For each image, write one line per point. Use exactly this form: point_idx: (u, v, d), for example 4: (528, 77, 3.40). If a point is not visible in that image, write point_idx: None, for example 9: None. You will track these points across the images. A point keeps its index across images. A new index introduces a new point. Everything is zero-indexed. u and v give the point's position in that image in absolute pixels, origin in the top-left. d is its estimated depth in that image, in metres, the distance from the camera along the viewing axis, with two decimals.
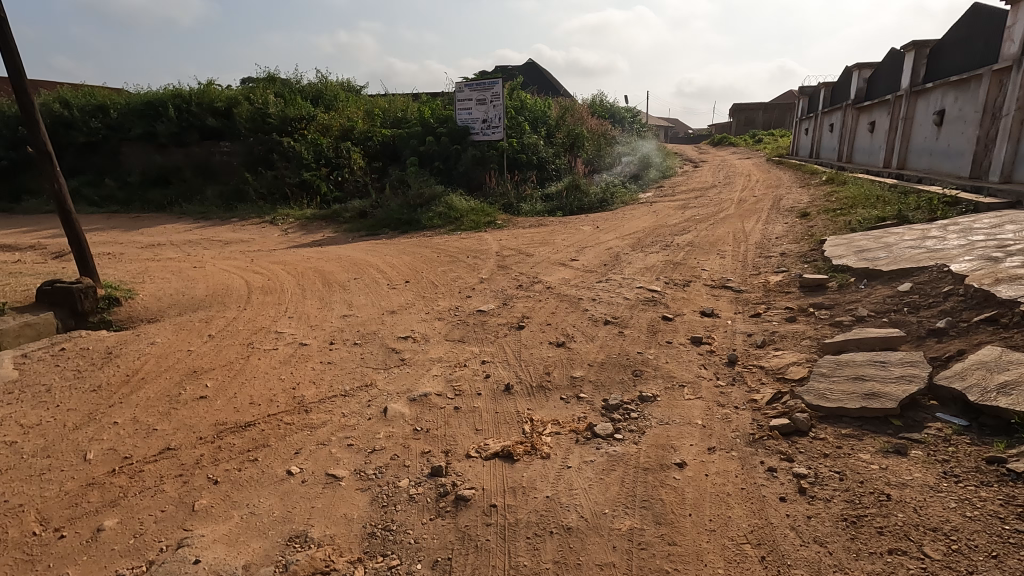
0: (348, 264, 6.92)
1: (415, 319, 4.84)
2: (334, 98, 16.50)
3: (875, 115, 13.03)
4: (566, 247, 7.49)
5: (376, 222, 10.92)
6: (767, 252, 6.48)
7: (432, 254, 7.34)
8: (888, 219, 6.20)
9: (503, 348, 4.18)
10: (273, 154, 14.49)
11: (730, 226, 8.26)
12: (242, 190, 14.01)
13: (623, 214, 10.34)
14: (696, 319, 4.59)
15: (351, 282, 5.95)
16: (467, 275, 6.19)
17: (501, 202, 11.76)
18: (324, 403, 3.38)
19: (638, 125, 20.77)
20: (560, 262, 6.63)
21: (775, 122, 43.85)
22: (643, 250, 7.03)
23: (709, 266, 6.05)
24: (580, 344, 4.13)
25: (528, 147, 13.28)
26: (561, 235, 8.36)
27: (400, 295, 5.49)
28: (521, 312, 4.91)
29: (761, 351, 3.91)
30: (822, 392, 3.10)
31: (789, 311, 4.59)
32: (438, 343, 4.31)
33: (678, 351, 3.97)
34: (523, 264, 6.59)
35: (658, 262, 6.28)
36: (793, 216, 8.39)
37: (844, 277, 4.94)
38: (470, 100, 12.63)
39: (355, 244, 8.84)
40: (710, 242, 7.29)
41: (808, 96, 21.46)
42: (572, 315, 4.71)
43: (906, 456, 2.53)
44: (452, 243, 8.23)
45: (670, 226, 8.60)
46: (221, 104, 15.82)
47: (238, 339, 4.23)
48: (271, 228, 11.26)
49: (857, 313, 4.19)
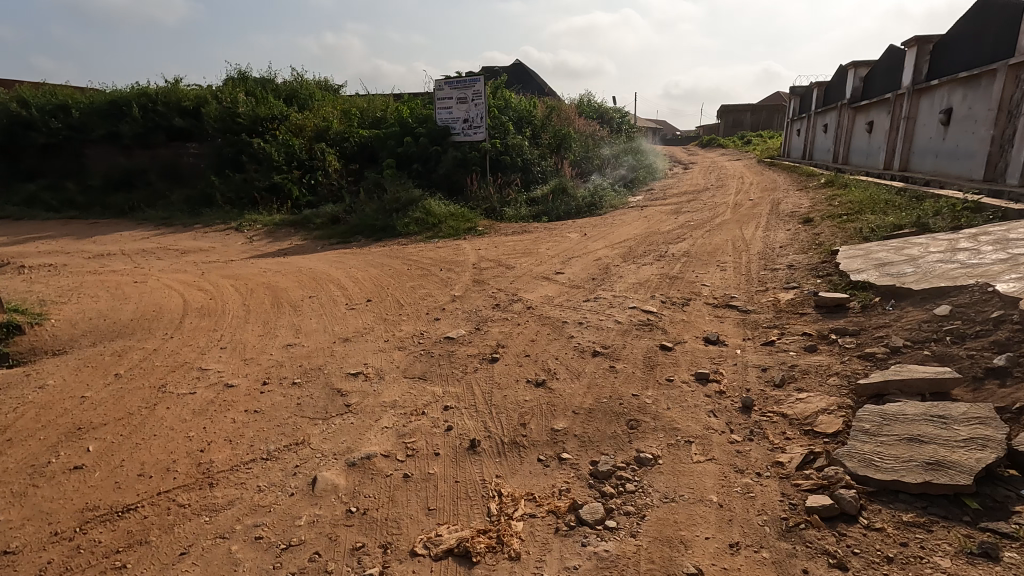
0: (307, 279, 6.18)
1: (371, 350, 4.12)
2: (310, 98, 15.71)
3: (873, 114, 12.51)
4: (551, 258, 6.81)
5: (349, 229, 10.19)
6: (772, 264, 5.84)
7: (403, 266, 6.64)
8: (905, 228, 5.61)
9: (471, 388, 3.48)
10: (243, 155, 13.67)
11: (727, 234, 7.62)
12: (209, 193, 13.18)
13: (612, 220, 9.70)
14: (699, 348, 3.92)
15: (305, 302, 5.22)
16: (439, 292, 5.49)
17: (483, 207, 11.09)
18: (236, 472, 2.64)
19: (627, 126, 20.15)
20: (543, 276, 5.96)
21: (764, 124, 43.61)
22: (634, 261, 6.37)
23: (710, 281, 5.40)
24: (564, 383, 3.44)
25: (512, 148, 12.62)
26: (546, 243, 7.70)
27: (359, 319, 4.78)
28: (496, 339, 4.21)
29: (780, 393, 3.25)
30: (868, 458, 2.44)
31: (807, 338, 3.93)
32: (393, 382, 3.60)
33: (682, 393, 3.29)
34: (502, 278, 5.91)
35: (652, 276, 5.62)
36: (795, 222, 7.80)
37: (866, 296, 4.30)
38: (450, 99, 11.91)
39: (321, 253, 8.10)
40: (708, 252, 6.63)
41: (800, 96, 20.95)
42: (555, 344, 4.03)
43: (998, 564, 1.88)
44: (426, 253, 7.53)
45: (663, 234, 7.94)
46: (188, 103, 14.95)
47: (149, 380, 3.50)
48: (235, 236, 10.48)
49: (890, 343, 3.55)
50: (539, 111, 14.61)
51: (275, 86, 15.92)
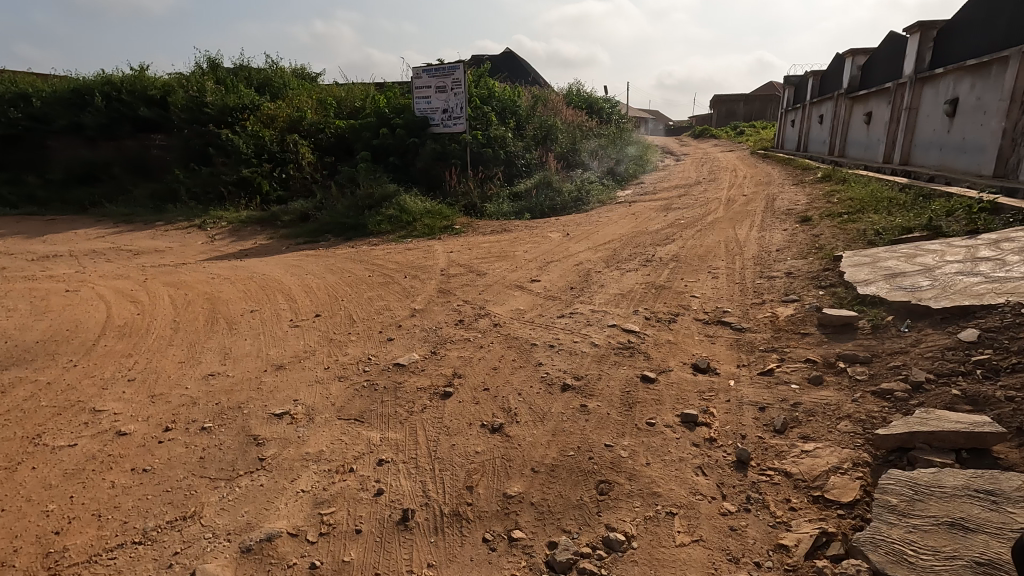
0: (256, 288, 5.57)
1: (304, 381, 3.52)
2: (284, 87, 14.94)
3: (871, 105, 11.97)
4: (528, 262, 6.24)
5: (318, 227, 9.56)
6: (768, 271, 5.29)
7: (365, 272, 6.05)
8: (915, 232, 5.10)
9: (414, 434, 2.91)
10: (211, 147, 12.93)
11: (720, 235, 7.08)
12: (174, 188, 12.43)
13: (598, 217, 9.14)
14: (686, 378, 3.37)
15: (245, 319, 4.63)
16: (399, 305, 4.90)
17: (462, 203, 10.49)
18: (92, 567, 2.09)
19: (617, 116, 19.52)
20: (517, 284, 5.41)
21: (757, 114, 43.10)
22: (618, 267, 5.81)
23: (699, 293, 4.85)
24: (525, 429, 2.88)
25: (494, 140, 11.99)
26: (524, 245, 7.16)
27: (301, 340, 4.18)
28: (453, 366, 3.64)
29: (782, 442, 2.70)
30: (899, 549, 1.90)
31: (811, 365, 3.40)
32: (324, 426, 3.02)
33: (664, 442, 2.74)
34: (470, 287, 5.33)
35: (636, 286, 5.06)
36: (792, 221, 7.28)
37: (877, 313, 3.78)
38: (428, 88, 11.24)
39: (283, 255, 7.47)
40: (699, 256, 6.07)
41: (794, 86, 20.41)
42: (521, 373, 3.47)
43: None
44: (395, 255, 6.93)
45: (651, 234, 7.39)
46: (155, 92, 14.13)
47: (24, 428, 2.92)
48: (197, 235, 9.81)
49: (909, 376, 3.02)
50: (524, 101, 13.99)
51: (247, 74, 15.14)
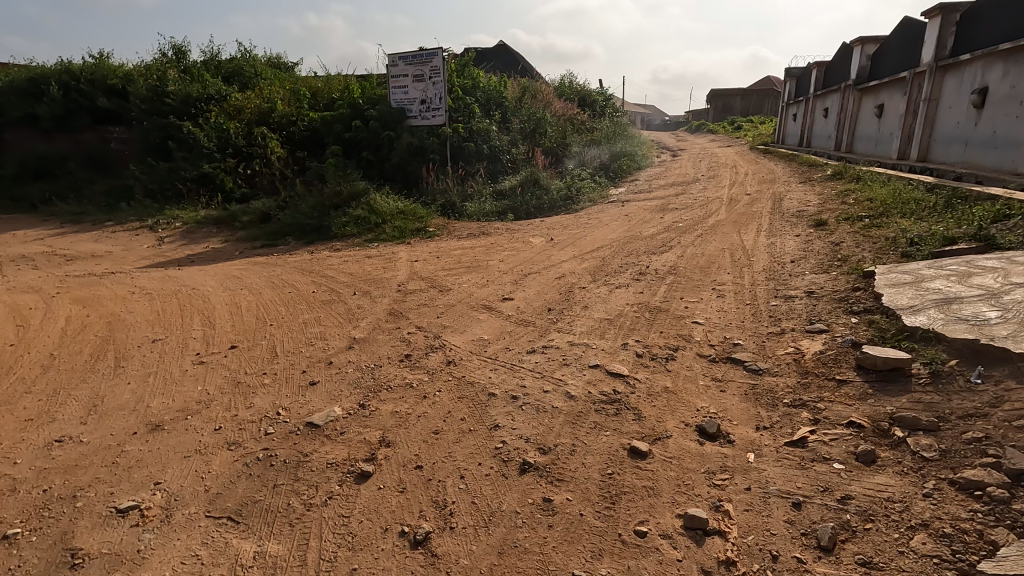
0: (175, 308, 4.66)
1: (179, 452, 2.63)
2: (256, 75, 13.95)
3: (883, 96, 11.11)
4: (501, 274, 5.38)
5: (279, 228, 8.65)
6: (784, 289, 4.44)
7: (311, 286, 5.17)
8: (960, 244, 4.28)
9: (305, 548, 2.04)
10: (171, 141, 11.94)
11: (723, 241, 6.23)
12: (130, 184, 11.46)
13: (587, 218, 8.29)
14: (690, 452, 2.50)
15: (141, 351, 3.72)
16: (338, 332, 4.01)
17: (439, 202, 9.60)
18: None
19: (611, 109, 18.61)
20: (484, 303, 4.56)
21: (754, 108, 42.28)
22: (606, 281, 4.96)
23: (704, 317, 3.98)
24: (463, 544, 2.01)
25: (476, 134, 11.11)
26: (501, 252, 6.31)
27: (199, 385, 3.27)
28: (384, 427, 2.77)
29: (833, 572, 1.84)
30: None
31: (855, 431, 2.55)
32: (180, 531, 2.15)
33: (660, 571, 1.87)
34: (429, 307, 4.46)
35: (627, 307, 4.19)
36: (804, 226, 6.46)
37: (937, 353, 2.92)
38: (405, 76, 10.31)
39: (228, 264, 6.56)
40: (701, 268, 5.24)
41: (795, 78, 19.55)
42: (471, 440, 2.60)
43: None
44: (353, 264, 6.06)
45: (645, 240, 6.54)
46: (115, 80, 13.13)
47: None
48: (145, 238, 8.88)
49: (1004, 460, 2.16)
50: (511, 92, 13.11)
51: (217, 64, 14.16)
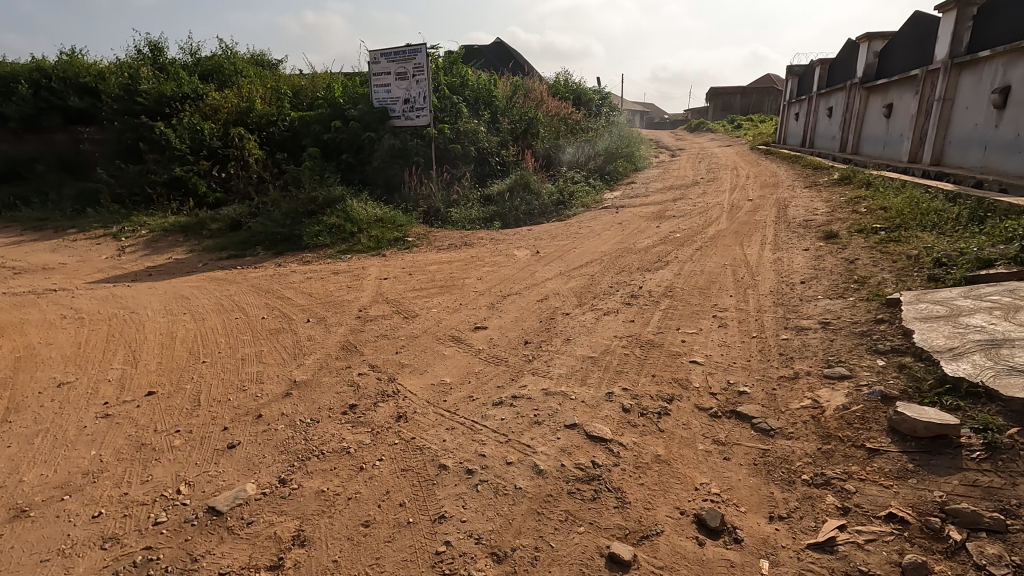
0: (101, 339, 4.09)
1: (36, 555, 2.07)
2: (236, 73, 13.33)
3: (892, 95, 10.55)
4: (477, 295, 4.82)
5: (248, 237, 8.09)
6: (795, 318, 3.88)
7: (263, 310, 4.61)
8: (998, 269, 3.73)
9: None
10: (143, 142, 11.35)
11: (725, 255, 5.68)
12: (98, 188, 10.86)
13: (579, 226, 7.73)
14: (685, 558, 1.95)
15: (40, 400, 3.16)
16: (278, 373, 3.44)
17: (421, 208, 9.04)
18: None
19: (608, 108, 18.07)
20: (454, 333, 3.99)
21: (753, 107, 41.74)
22: (594, 306, 4.40)
23: (703, 355, 3.42)
24: None
25: (463, 135, 10.53)
26: (482, 267, 5.76)
27: (93, 449, 2.71)
28: (302, 516, 2.20)
29: None
30: None
31: (896, 527, 2.00)
32: None
33: None
34: (388, 339, 3.89)
35: (615, 342, 3.63)
36: (813, 239, 5.91)
37: (989, 416, 2.37)
38: (388, 74, 9.73)
39: (183, 279, 6.00)
40: (701, 290, 4.67)
41: (798, 76, 18.97)
42: (408, 541, 2.04)
43: None
44: (317, 281, 5.49)
45: (640, 253, 5.98)
46: (86, 79, 12.52)
47: None
48: (106, 247, 8.32)
49: None
50: (501, 91, 12.52)
51: (195, 61, 13.55)
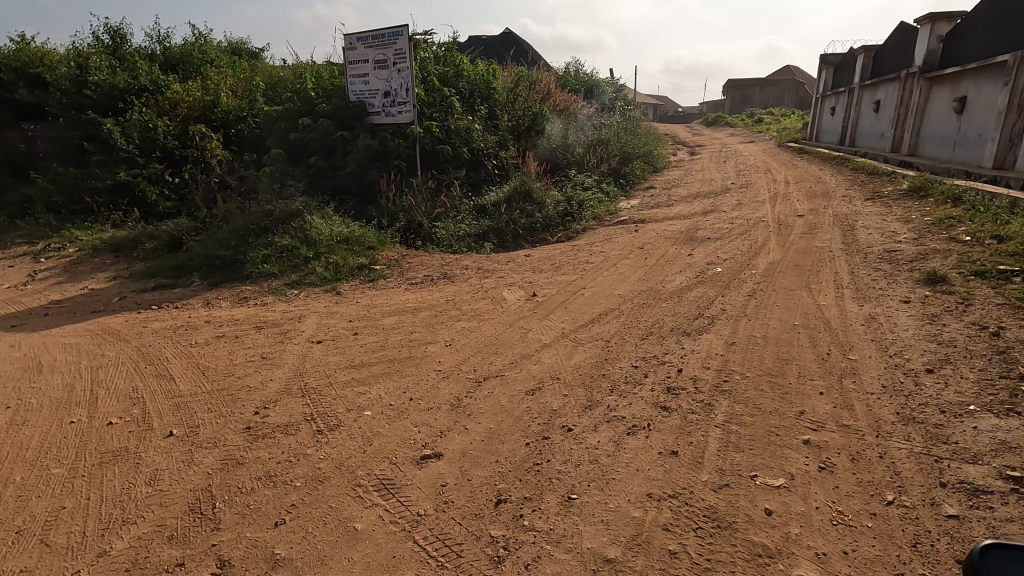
0: None
1: None
2: (205, 63, 11.86)
3: (964, 87, 8.82)
4: (439, 380, 3.29)
5: (185, 260, 6.64)
6: (953, 460, 2.32)
7: (120, 406, 3.10)
8: None
9: None
10: (91, 142, 9.93)
11: (792, 308, 4.10)
12: (36, 195, 9.47)
13: (588, 251, 6.18)
14: None
15: None
16: None
17: (398, 222, 7.53)
18: None
19: (624, 100, 16.38)
20: (384, 473, 2.46)
21: (774, 99, 39.64)
22: (611, 412, 2.85)
23: (818, 566, 1.86)
24: None
25: (455, 134, 9.01)
26: (457, 321, 4.23)
27: None
28: None
29: None
30: None
31: None
32: None
33: None
34: (274, 485, 2.38)
35: (652, 518, 2.08)
36: (911, 284, 4.30)
37: None
38: (365, 62, 8.21)
39: (68, 330, 4.56)
40: (773, 380, 3.09)
41: (833, 66, 17.14)
42: None
43: None
44: (229, 342, 3.99)
45: (672, 301, 4.41)
46: (34, 68, 11.11)
47: None
48: (18, 270, 6.91)
49: None
50: (501, 82, 10.91)
51: (161, 50, 12.06)
